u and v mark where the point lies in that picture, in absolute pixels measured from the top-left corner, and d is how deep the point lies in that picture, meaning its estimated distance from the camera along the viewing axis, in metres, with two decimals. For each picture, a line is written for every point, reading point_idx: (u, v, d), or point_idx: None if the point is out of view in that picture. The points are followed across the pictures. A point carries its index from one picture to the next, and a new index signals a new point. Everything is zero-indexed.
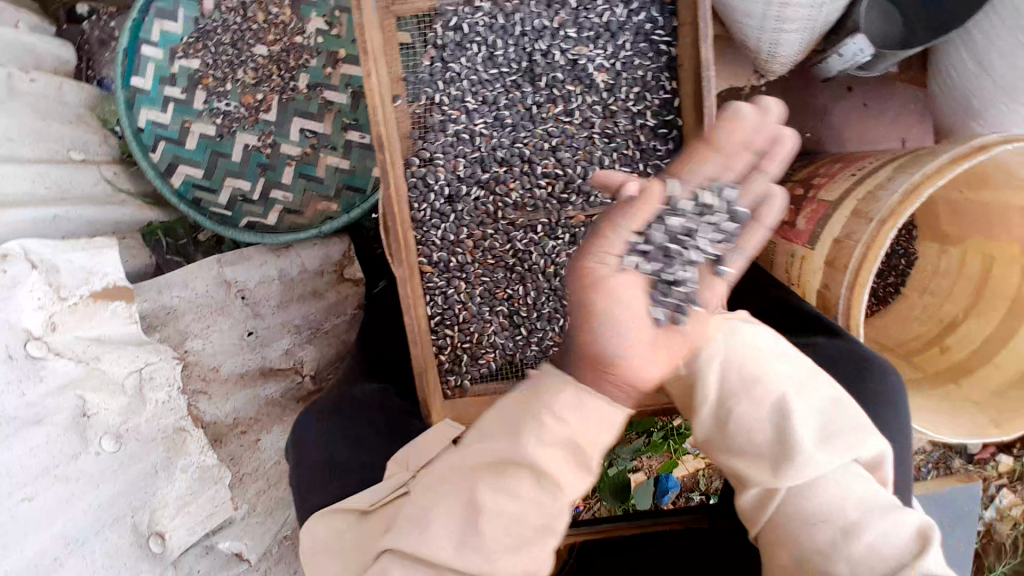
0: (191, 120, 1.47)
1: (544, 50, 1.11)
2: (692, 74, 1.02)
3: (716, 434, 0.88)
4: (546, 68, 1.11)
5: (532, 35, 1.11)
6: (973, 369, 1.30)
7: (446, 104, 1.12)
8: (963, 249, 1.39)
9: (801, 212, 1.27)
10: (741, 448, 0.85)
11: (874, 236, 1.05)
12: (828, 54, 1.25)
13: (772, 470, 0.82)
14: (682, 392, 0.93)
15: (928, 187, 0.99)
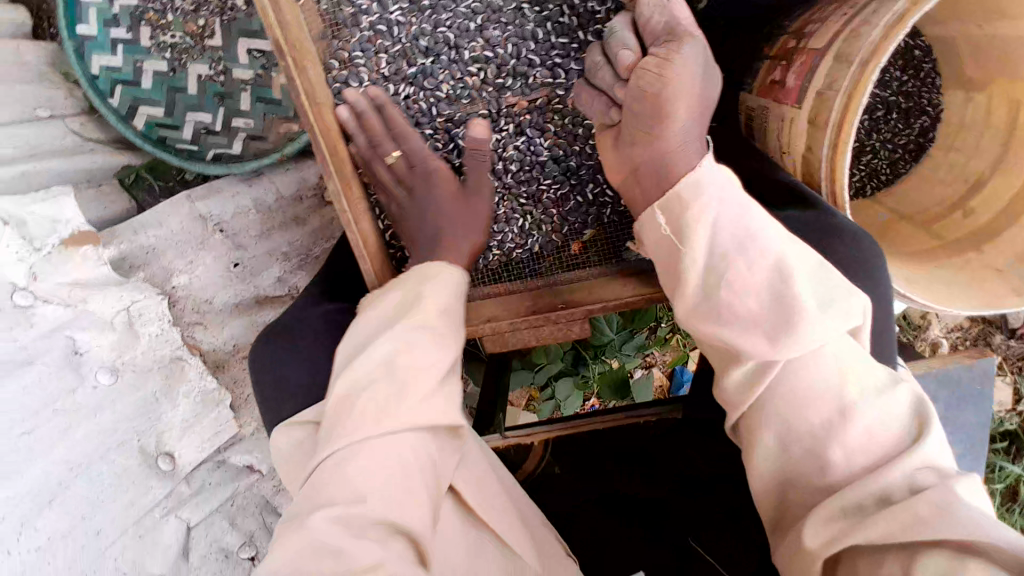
0: (141, 58, 1.43)
1: None
2: None
3: (700, 304, 0.79)
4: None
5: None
6: (999, 232, 1.15)
7: None
8: (989, 95, 1.23)
9: (791, 67, 1.13)
10: (728, 317, 0.76)
11: (856, 81, 0.97)
12: None
13: (772, 343, 0.73)
14: (666, 269, 0.84)
15: (905, 25, 0.91)
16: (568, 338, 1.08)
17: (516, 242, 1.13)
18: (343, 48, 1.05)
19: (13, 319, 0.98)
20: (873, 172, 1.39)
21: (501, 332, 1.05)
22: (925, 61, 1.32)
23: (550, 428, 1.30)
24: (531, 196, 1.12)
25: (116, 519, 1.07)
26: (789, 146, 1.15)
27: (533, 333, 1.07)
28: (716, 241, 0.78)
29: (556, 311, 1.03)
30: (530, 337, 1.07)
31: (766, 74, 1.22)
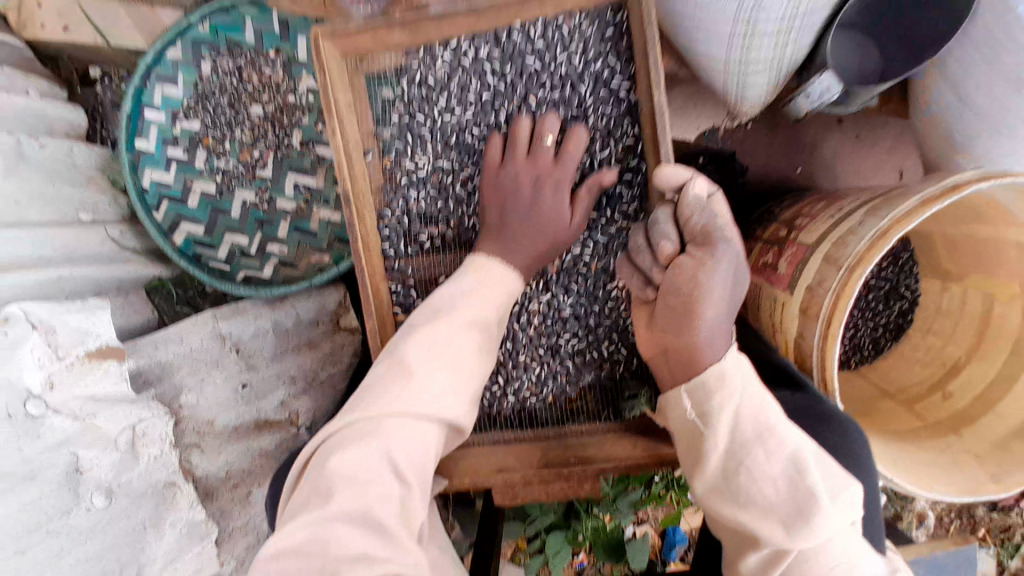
0: (192, 177, 1.53)
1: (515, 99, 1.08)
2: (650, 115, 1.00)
3: (723, 490, 0.80)
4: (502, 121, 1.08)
5: (496, 85, 1.07)
6: (977, 418, 1.19)
7: (418, 153, 1.11)
8: (964, 286, 1.33)
9: (783, 254, 1.23)
10: (749, 503, 0.77)
11: (842, 285, 1.00)
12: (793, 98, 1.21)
13: (788, 533, 0.74)
14: (688, 444, 0.87)
15: (895, 233, 0.95)
16: (575, 493, 1.13)
17: (531, 393, 1.17)
18: (398, 201, 1.12)
19: (20, 434, 0.94)
20: (856, 346, 1.51)
21: (512, 485, 1.09)
22: (901, 252, 1.46)
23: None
24: (550, 346, 1.16)
25: None
26: (781, 327, 1.17)
27: (542, 489, 1.12)
28: (738, 429, 0.81)
29: (568, 467, 1.06)
30: (538, 493, 1.13)
31: (759, 256, 1.34)
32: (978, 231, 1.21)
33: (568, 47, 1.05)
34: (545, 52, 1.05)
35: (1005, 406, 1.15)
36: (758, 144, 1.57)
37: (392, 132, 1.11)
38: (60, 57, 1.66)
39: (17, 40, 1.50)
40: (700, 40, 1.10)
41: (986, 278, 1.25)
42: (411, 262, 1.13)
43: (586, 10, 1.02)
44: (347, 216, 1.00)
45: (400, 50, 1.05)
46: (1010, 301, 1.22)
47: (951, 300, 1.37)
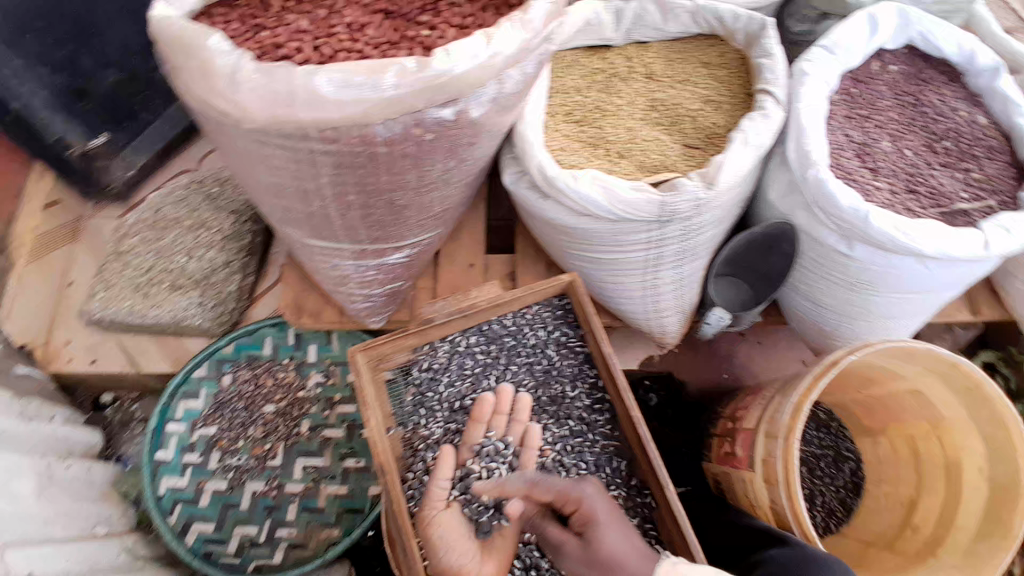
0: (205, 479, 1.66)
1: (502, 369, 1.31)
2: (599, 354, 1.24)
3: None
4: (493, 384, 1.29)
5: (486, 358, 1.30)
6: (945, 538, 1.36)
7: (431, 423, 1.26)
8: (890, 437, 1.61)
9: (737, 441, 1.45)
10: None
11: (786, 452, 1.21)
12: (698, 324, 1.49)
13: None
14: None
15: (804, 405, 1.21)
16: None
17: None
18: (419, 463, 1.21)
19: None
20: (831, 510, 1.66)
21: None
22: (829, 419, 1.77)
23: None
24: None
25: None
26: (751, 499, 1.35)
27: None
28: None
29: None
30: None
31: (718, 450, 1.55)
32: (876, 390, 1.55)
33: (536, 323, 1.31)
34: (516, 332, 1.31)
35: (961, 520, 1.34)
36: (687, 363, 1.86)
37: (407, 410, 1.27)
38: (78, 386, 1.87)
39: (45, 374, 1.71)
40: (617, 303, 1.44)
41: (897, 424, 1.56)
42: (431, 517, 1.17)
43: (542, 298, 1.30)
44: (385, 484, 1.08)
45: (411, 349, 1.25)
46: (925, 437, 1.49)
47: (883, 449, 1.64)
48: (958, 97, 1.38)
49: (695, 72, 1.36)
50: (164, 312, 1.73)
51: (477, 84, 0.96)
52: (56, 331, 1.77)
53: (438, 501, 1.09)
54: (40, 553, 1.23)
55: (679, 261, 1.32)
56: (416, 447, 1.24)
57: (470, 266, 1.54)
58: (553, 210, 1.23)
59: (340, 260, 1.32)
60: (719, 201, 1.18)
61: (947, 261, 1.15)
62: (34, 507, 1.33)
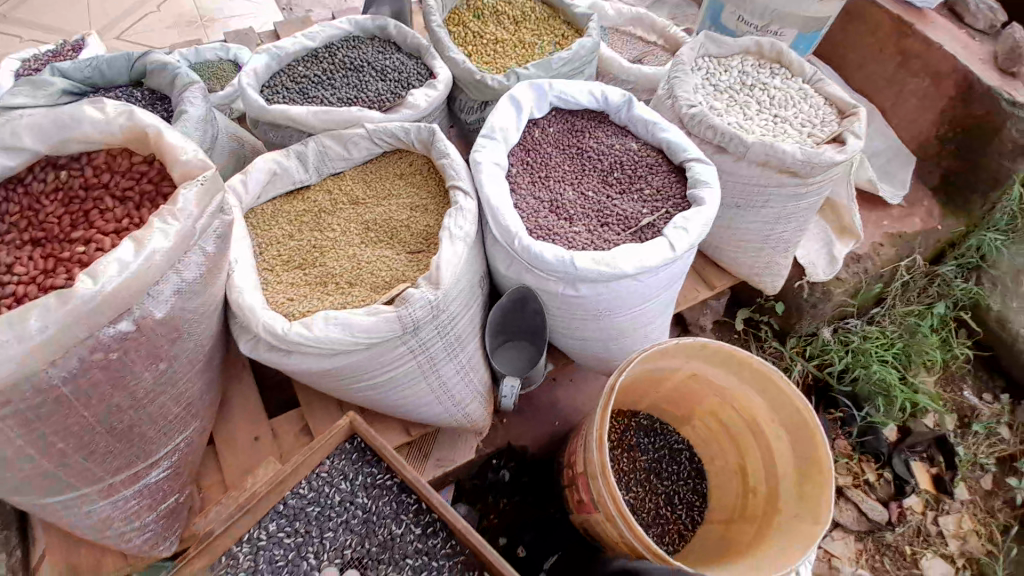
0: None
1: (317, 541, 1.20)
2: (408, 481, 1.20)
3: None
4: (312, 561, 1.18)
5: (296, 537, 1.19)
6: (778, 488, 1.52)
7: None
8: (700, 419, 1.79)
9: (577, 489, 1.49)
10: None
11: (609, 489, 1.27)
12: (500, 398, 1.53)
13: None
14: None
15: (601, 440, 1.28)
16: None
17: None
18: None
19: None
20: (689, 503, 1.80)
21: None
22: (653, 422, 1.90)
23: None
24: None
25: None
26: (608, 537, 1.39)
27: None
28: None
29: None
30: None
31: (571, 501, 1.58)
32: (669, 386, 1.72)
33: (336, 478, 1.24)
34: (317, 496, 1.23)
35: (780, 467, 1.53)
36: (518, 426, 1.88)
37: None
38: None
39: None
40: (417, 415, 1.42)
41: (699, 406, 1.75)
42: None
43: (331, 449, 1.25)
44: None
45: (203, 568, 1.11)
46: (722, 408, 1.68)
47: (701, 429, 1.81)
48: (609, 134, 1.67)
49: (393, 186, 1.52)
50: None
51: (151, 281, 0.93)
52: None
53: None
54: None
55: (452, 354, 1.36)
56: None
57: (256, 440, 1.42)
58: (304, 361, 1.19)
59: (86, 509, 1.13)
60: (452, 295, 1.25)
61: (653, 271, 1.34)
62: None
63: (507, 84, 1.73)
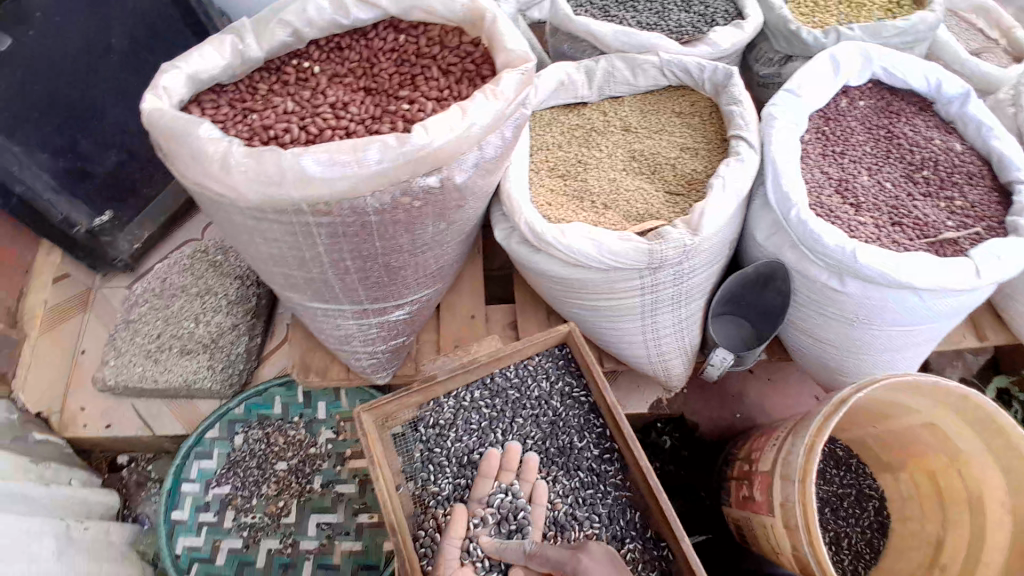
0: (220, 538, 1.67)
1: (508, 422, 1.31)
2: (605, 406, 1.24)
3: None
4: (500, 437, 1.29)
5: (492, 410, 1.31)
6: None
7: (438, 481, 1.27)
8: (911, 474, 1.55)
9: (754, 484, 1.42)
10: None
11: (803, 498, 1.18)
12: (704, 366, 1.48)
13: None
14: None
15: (817, 445, 1.18)
16: None
17: None
18: (428, 523, 1.21)
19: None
20: (857, 553, 1.59)
21: None
22: (848, 457, 1.70)
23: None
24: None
25: None
26: (772, 544, 1.32)
27: None
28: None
29: None
30: None
31: (737, 494, 1.51)
32: (890, 424, 1.51)
33: (539, 374, 1.32)
34: (520, 383, 1.32)
35: (988, 555, 1.30)
36: (694, 402, 1.84)
37: (415, 468, 1.28)
38: (93, 450, 1.88)
39: (60, 439, 1.76)
40: (619, 351, 1.44)
41: (916, 459, 1.51)
42: None
43: (543, 346, 1.32)
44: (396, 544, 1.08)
45: (415, 405, 1.28)
46: (945, 471, 1.44)
47: (906, 486, 1.57)
48: (930, 127, 1.42)
49: (668, 123, 1.47)
50: (175, 376, 1.79)
51: (462, 151, 1.03)
52: (70, 399, 1.81)
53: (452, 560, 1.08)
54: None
55: (676, 304, 1.32)
56: (426, 506, 1.25)
57: (471, 317, 1.58)
58: (545, 265, 1.26)
59: (342, 319, 1.35)
60: (704, 246, 1.21)
61: (945, 292, 1.14)
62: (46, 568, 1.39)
63: (823, 42, 1.54)
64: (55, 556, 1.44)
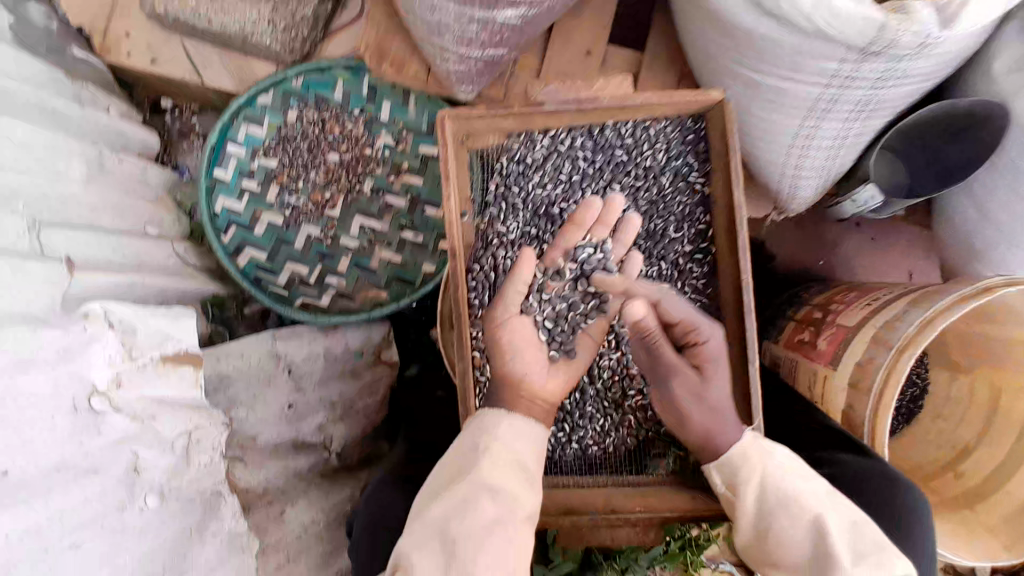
0: (262, 209, 1.64)
1: (606, 184, 1.25)
2: (723, 205, 1.16)
3: (759, 547, 0.90)
4: (587, 198, 1.25)
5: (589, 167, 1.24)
6: (988, 495, 1.30)
7: (510, 221, 1.25)
8: (972, 378, 1.43)
9: (822, 334, 1.38)
10: (784, 561, 0.87)
11: (891, 369, 1.15)
12: (841, 200, 1.52)
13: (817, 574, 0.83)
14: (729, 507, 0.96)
15: (933, 329, 1.10)
16: (642, 543, 1.17)
17: (595, 441, 1.32)
18: (488, 258, 1.23)
19: (121, 485, 1.02)
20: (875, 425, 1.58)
21: (579, 528, 1.15)
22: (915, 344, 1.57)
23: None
24: (614, 398, 1.34)
25: None
26: (825, 401, 1.32)
27: (610, 533, 1.16)
28: (766, 499, 0.89)
29: (636, 515, 1.14)
30: (607, 537, 1.17)
31: (792, 334, 1.49)
32: (982, 330, 1.35)
33: (658, 145, 1.22)
34: (632, 148, 1.23)
35: (1013, 485, 1.27)
36: (784, 233, 1.77)
37: (490, 202, 1.24)
38: (136, 85, 1.84)
39: (102, 64, 1.62)
40: (758, 143, 1.41)
41: (995, 369, 1.35)
42: None
43: (672, 116, 1.19)
44: (453, 268, 1.09)
45: (504, 133, 1.18)
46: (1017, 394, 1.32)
47: (958, 387, 1.46)
48: None
49: None
50: (232, 22, 1.56)
51: None
52: (114, 21, 1.61)
53: (512, 306, 1.10)
54: (84, 239, 1.25)
55: (854, 110, 1.29)
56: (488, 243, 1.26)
57: (586, 55, 1.34)
58: (752, 22, 1.14)
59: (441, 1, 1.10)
60: (941, 47, 1.10)
61: None
62: (83, 194, 1.35)
63: None
64: (85, 183, 1.36)
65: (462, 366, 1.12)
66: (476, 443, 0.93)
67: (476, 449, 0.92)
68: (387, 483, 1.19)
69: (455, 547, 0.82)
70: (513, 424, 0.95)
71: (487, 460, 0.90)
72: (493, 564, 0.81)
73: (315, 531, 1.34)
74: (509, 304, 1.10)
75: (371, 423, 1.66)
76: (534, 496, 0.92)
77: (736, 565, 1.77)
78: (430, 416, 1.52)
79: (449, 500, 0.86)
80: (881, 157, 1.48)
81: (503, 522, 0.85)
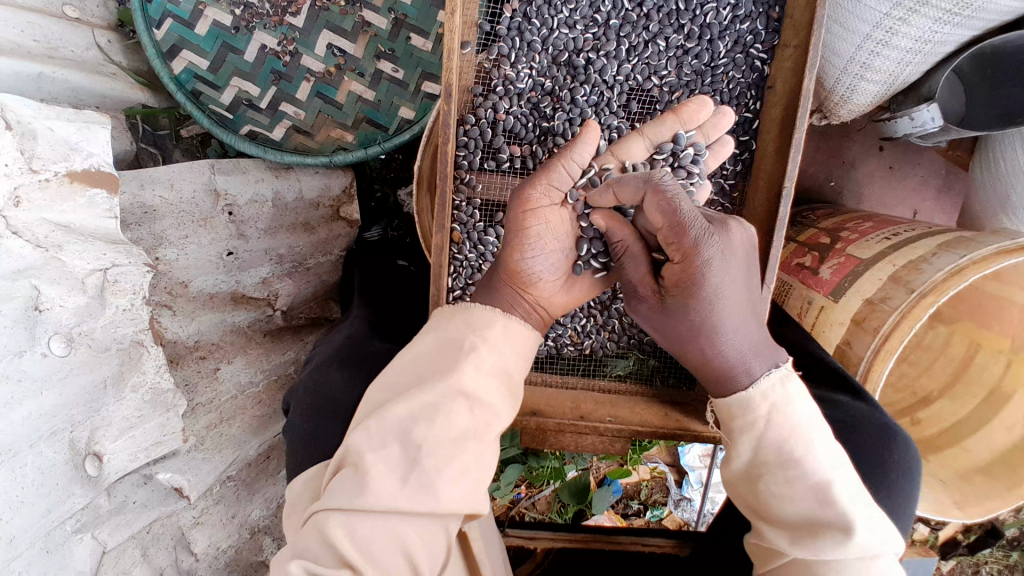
0: (207, 2, 1.28)
1: (648, 38, 1.00)
2: (784, 94, 0.93)
3: (745, 490, 0.78)
4: (620, 51, 1.00)
5: (632, 10, 0.99)
6: (942, 448, 1.21)
7: (521, 67, 1.00)
8: (953, 329, 1.30)
9: (827, 262, 1.21)
10: (771, 514, 0.76)
11: (910, 307, 0.97)
12: (897, 115, 1.29)
13: (791, 541, 0.73)
14: None
15: (973, 273, 0.93)
16: (604, 451, 1.06)
17: (572, 340, 1.15)
18: (486, 109, 1.00)
19: (17, 327, 0.76)
20: None
21: (543, 430, 1.02)
22: None
23: (555, 538, 1.31)
24: (600, 301, 1.14)
25: (48, 465, 0.82)
26: (814, 332, 1.17)
27: (574, 439, 1.05)
28: (762, 450, 0.75)
29: (605, 424, 1.01)
30: (569, 442, 1.06)
31: (791, 255, 1.31)
32: (988, 285, 1.21)
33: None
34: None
35: (972, 443, 1.18)
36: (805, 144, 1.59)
37: (500, 35, 0.99)
38: None
39: None
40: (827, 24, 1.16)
41: (980, 327, 1.24)
42: (484, 180, 1.03)
43: None
44: (444, 111, 0.86)
45: None
46: (995, 355, 1.22)
47: (934, 337, 1.33)
48: None
49: None
50: None
51: None
52: None
53: (558, 190, 0.87)
54: None
55: (958, 3, 1.06)
56: (489, 90, 1.02)
57: None
58: None
59: None
60: None
61: None
62: None
63: None
64: None
65: (439, 240, 0.91)
66: (456, 341, 0.78)
67: (456, 347, 0.77)
68: (334, 361, 1.05)
69: (418, 455, 0.69)
70: (497, 321, 0.81)
71: (469, 361, 0.75)
72: (461, 475, 0.70)
73: (252, 392, 1.21)
74: (552, 187, 0.86)
75: (322, 283, 1.49)
76: (508, 412, 0.77)
77: (670, 465, 1.82)
78: (393, 288, 1.36)
79: (415, 400, 0.71)
80: (948, 79, 1.18)
81: (474, 433, 0.72)
